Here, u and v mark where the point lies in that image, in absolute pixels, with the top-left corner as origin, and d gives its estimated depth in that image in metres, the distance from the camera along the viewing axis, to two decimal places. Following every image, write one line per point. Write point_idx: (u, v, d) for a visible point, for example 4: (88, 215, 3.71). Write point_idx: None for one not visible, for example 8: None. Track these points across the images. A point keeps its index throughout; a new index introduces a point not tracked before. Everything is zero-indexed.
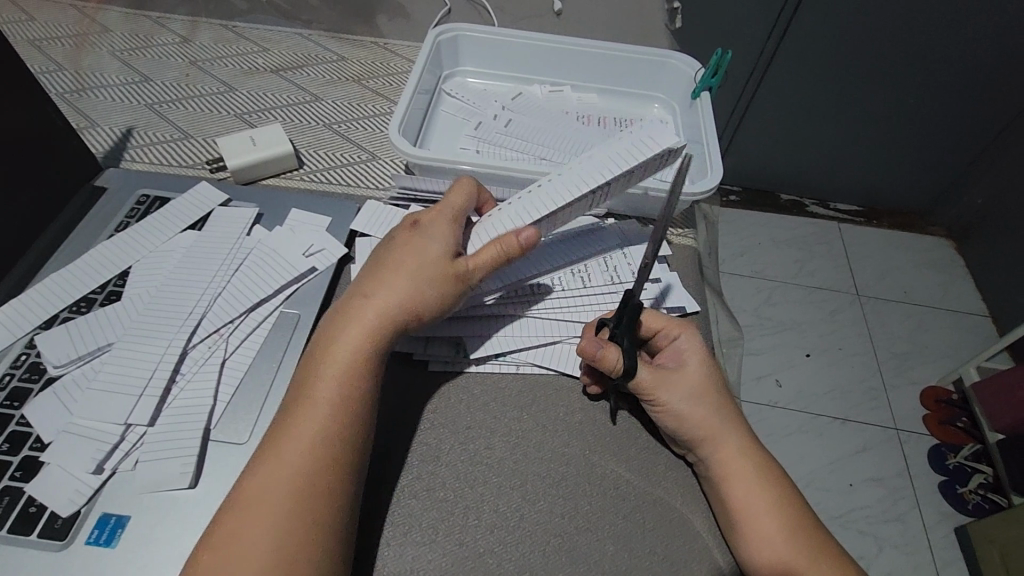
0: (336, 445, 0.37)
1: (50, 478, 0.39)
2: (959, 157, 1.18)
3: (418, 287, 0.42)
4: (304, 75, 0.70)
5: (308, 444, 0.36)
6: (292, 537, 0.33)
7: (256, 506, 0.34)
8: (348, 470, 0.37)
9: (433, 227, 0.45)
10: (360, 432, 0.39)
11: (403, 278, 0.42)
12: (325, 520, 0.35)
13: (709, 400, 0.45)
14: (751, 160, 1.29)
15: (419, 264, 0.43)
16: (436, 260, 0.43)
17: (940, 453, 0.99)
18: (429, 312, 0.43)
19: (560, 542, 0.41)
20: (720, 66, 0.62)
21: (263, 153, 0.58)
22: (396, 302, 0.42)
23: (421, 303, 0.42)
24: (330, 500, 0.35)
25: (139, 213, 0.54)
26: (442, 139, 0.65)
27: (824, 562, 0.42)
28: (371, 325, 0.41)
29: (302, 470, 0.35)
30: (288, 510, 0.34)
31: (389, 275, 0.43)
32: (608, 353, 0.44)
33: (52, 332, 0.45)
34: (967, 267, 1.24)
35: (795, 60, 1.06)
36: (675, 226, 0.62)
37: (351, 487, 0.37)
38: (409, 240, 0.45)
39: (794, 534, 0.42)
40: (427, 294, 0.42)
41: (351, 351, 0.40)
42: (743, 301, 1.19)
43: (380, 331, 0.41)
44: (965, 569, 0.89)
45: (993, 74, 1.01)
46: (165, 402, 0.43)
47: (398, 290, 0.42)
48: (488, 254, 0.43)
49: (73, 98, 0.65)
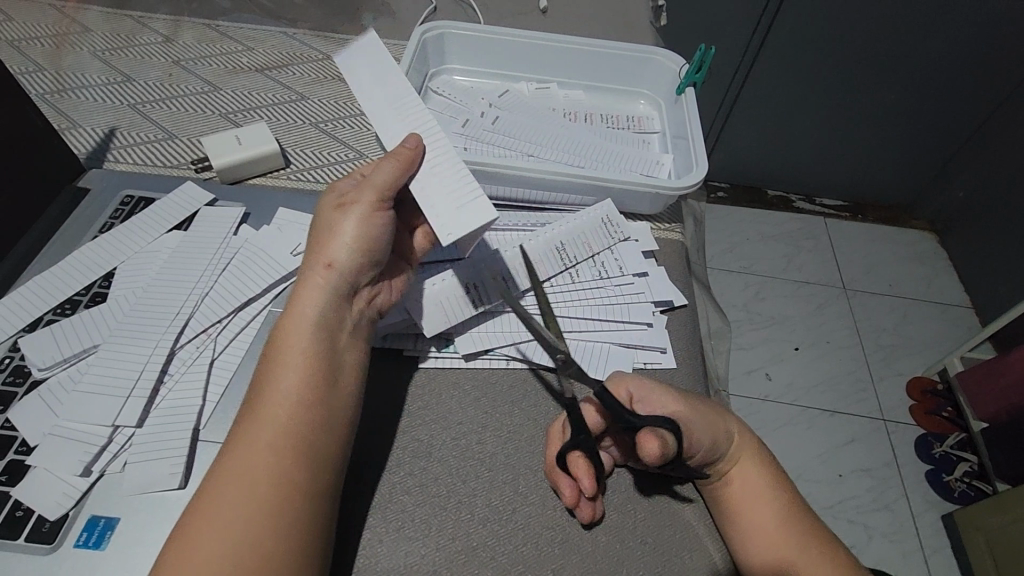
0: (310, 443, 0.36)
1: (35, 481, 0.38)
2: (940, 151, 1.20)
3: (334, 230, 0.42)
4: (289, 74, 0.70)
5: (280, 444, 0.36)
6: (260, 542, 0.32)
7: (227, 507, 0.33)
8: (323, 470, 0.37)
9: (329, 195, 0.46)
10: (328, 430, 0.38)
11: (324, 231, 0.43)
12: (299, 524, 0.34)
13: (707, 405, 0.44)
14: (739, 157, 1.30)
15: (327, 213, 0.43)
16: (331, 214, 0.43)
17: (926, 443, 1.01)
18: (344, 251, 0.42)
19: (553, 535, 0.41)
20: (704, 63, 0.63)
21: (248, 152, 0.58)
22: (323, 254, 0.42)
23: (345, 241, 0.42)
24: (294, 501, 0.34)
25: (124, 214, 0.53)
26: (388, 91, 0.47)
27: (821, 549, 0.41)
28: (299, 292, 0.41)
29: (275, 473, 0.35)
30: (260, 512, 0.33)
31: (315, 237, 0.43)
32: (667, 433, 0.38)
33: (36, 334, 0.44)
34: (950, 259, 1.27)
35: (778, 59, 1.08)
36: (661, 220, 0.63)
37: (312, 484, 0.36)
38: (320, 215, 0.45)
39: (790, 520, 0.42)
40: (349, 231, 0.42)
41: (299, 323, 0.40)
42: (732, 297, 1.20)
43: (313, 285, 0.41)
44: (952, 555, 0.91)
45: (968, 71, 1.04)
46: (153, 403, 0.43)
47: (317, 256, 0.42)
48: (376, 167, 0.42)
49: (53, 98, 0.64)
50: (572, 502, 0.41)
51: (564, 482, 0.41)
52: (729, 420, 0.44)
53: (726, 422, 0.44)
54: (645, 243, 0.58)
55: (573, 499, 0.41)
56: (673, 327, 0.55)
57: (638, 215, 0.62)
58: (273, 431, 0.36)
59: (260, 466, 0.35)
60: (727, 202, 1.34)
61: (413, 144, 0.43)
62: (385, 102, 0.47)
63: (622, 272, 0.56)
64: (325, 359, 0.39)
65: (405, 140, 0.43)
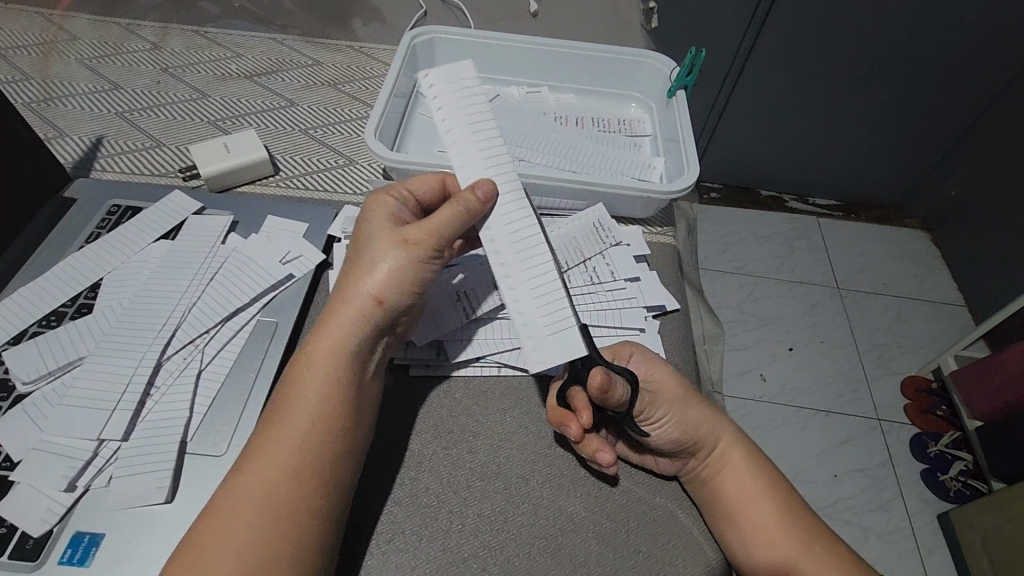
0: (324, 464, 0.37)
1: (20, 498, 0.38)
2: (933, 151, 1.20)
3: (389, 265, 0.41)
4: (278, 80, 0.70)
5: (297, 465, 0.36)
6: (265, 551, 0.33)
7: (241, 525, 0.34)
8: (337, 486, 0.37)
9: (374, 210, 0.44)
10: (345, 443, 0.38)
11: (377, 261, 0.41)
12: (313, 544, 0.35)
13: (697, 402, 0.45)
14: (733, 158, 1.30)
15: (381, 242, 0.41)
16: (383, 238, 0.42)
17: (921, 442, 1.01)
18: (393, 292, 0.41)
19: (545, 544, 0.41)
20: (695, 66, 0.62)
21: (237, 160, 0.58)
22: (376, 289, 0.40)
23: (401, 279, 0.41)
24: (302, 512, 0.35)
25: (110, 224, 0.52)
26: (476, 135, 0.44)
27: (818, 542, 0.43)
28: (339, 326, 0.40)
29: (293, 496, 0.35)
30: (278, 528, 0.34)
31: (360, 262, 0.41)
32: (616, 373, 0.40)
33: (20, 347, 0.44)
34: (943, 257, 1.27)
35: (769, 60, 1.08)
36: (653, 225, 0.62)
37: (322, 495, 0.36)
38: (363, 227, 0.44)
39: (790, 522, 0.43)
40: (402, 272, 0.41)
41: (336, 356, 0.39)
42: (726, 297, 1.20)
43: (346, 308, 0.40)
44: (949, 555, 0.91)
45: (959, 71, 1.04)
46: (140, 415, 0.42)
47: (364, 281, 0.40)
48: (445, 216, 0.40)
49: (40, 107, 0.63)
50: (576, 437, 0.42)
51: (568, 417, 0.43)
52: (720, 422, 0.46)
53: (717, 424, 0.45)
54: (637, 248, 0.58)
55: (578, 433, 0.42)
56: (666, 332, 0.54)
57: (629, 220, 0.62)
58: (293, 453, 0.37)
59: (279, 486, 0.35)
60: (720, 203, 1.35)
61: (486, 194, 0.41)
62: (462, 117, 0.44)
63: (613, 277, 0.55)
64: (349, 386, 0.39)
65: (477, 188, 0.41)
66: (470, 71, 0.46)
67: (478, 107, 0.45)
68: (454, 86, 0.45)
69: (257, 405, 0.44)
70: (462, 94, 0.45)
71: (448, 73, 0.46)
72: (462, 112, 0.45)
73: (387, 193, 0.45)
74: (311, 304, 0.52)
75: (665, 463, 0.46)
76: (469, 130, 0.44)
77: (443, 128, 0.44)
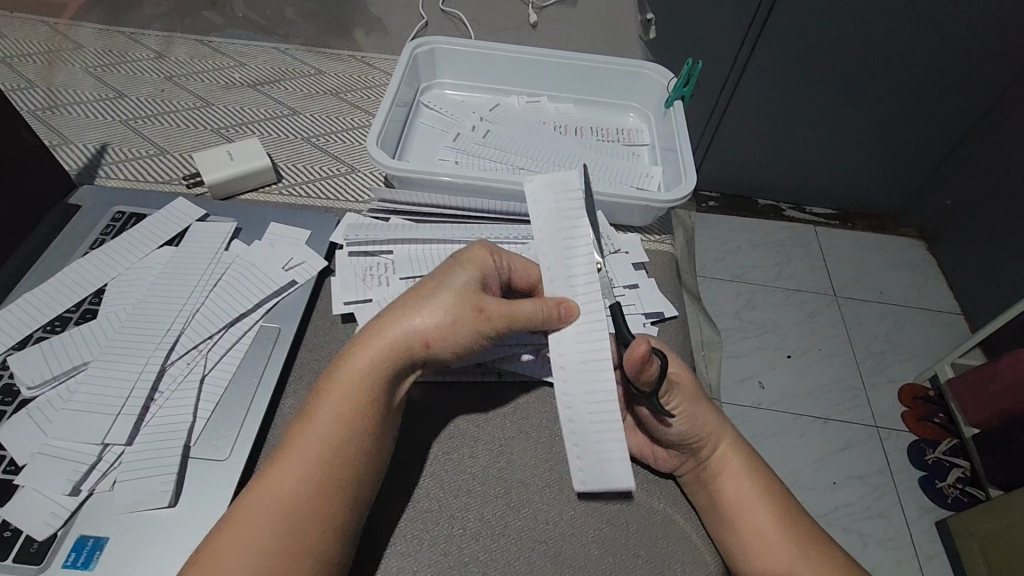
0: (340, 474, 0.37)
1: (24, 502, 0.38)
2: (928, 160, 1.22)
3: (447, 317, 0.41)
4: (281, 89, 0.71)
5: (313, 472, 0.37)
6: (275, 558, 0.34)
7: (254, 532, 0.34)
8: (355, 499, 0.38)
9: (469, 255, 0.44)
10: (367, 457, 0.39)
11: (440, 305, 0.41)
12: (322, 552, 0.35)
13: (706, 403, 0.46)
14: (729, 167, 1.31)
15: (455, 291, 0.42)
16: (461, 289, 0.42)
17: (919, 449, 1.02)
18: (440, 346, 0.41)
19: (546, 548, 0.41)
20: (692, 77, 0.63)
21: (240, 168, 0.58)
22: (425, 332, 0.41)
23: (449, 339, 0.41)
24: (314, 522, 0.35)
25: (114, 230, 0.53)
26: (564, 243, 0.45)
27: (814, 550, 0.43)
28: (377, 350, 0.40)
29: (303, 503, 0.36)
30: (290, 535, 0.35)
31: (426, 298, 0.41)
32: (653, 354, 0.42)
33: (25, 352, 0.44)
34: (938, 265, 1.28)
35: (765, 71, 1.10)
36: (651, 234, 0.63)
37: (335, 505, 0.36)
38: (448, 263, 0.44)
39: (786, 528, 0.44)
40: (455, 329, 0.41)
41: (361, 372, 0.40)
42: (724, 305, 1.20)
43: (396, 351, 0.40)
44: (948, 562, 0.91)
45: (951, 82, 1.06)
46: (144, 419, 0.43)
47: (419, 321, 0.41)
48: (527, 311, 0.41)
49: (45, 115, 0.64)
50: None
51: None
52: (724, 427, 0.46)
53: (722, 427, 0.46)
54: (635, 256, 0.59)
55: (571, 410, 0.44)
56: (664, 339, 0.55)
57: (628, 227, 0.63)
58: (306, 461, 0.37)
59: (289, 492, 0.36)
60: (718, 211, 1.36)
61: (566, 315, 0.42)
62: (556, 225, 0.46)
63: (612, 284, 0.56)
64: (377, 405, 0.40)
65: (562, 306, 0.42)
66: (573, 177, 0.48)
67: (575, 211, 0.46)
68: (552, 189, 0.47)
69: (260, 410, 0.44)
70: (559, 195, 0.47)
71: (551, 177, 0.47)
72: (558, 217, 0.46)
73: (491, 252, 0.45)
74: (313, 310, 0.52)
75: (665, 461, 0.46)
76: (558, 236, 0.45)
77: (535, 229, 0.46)
